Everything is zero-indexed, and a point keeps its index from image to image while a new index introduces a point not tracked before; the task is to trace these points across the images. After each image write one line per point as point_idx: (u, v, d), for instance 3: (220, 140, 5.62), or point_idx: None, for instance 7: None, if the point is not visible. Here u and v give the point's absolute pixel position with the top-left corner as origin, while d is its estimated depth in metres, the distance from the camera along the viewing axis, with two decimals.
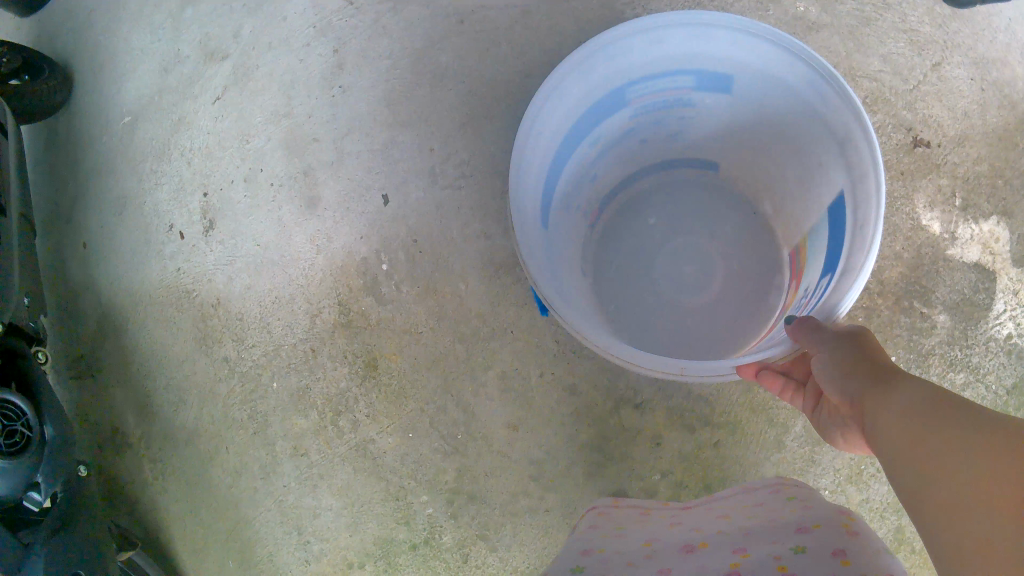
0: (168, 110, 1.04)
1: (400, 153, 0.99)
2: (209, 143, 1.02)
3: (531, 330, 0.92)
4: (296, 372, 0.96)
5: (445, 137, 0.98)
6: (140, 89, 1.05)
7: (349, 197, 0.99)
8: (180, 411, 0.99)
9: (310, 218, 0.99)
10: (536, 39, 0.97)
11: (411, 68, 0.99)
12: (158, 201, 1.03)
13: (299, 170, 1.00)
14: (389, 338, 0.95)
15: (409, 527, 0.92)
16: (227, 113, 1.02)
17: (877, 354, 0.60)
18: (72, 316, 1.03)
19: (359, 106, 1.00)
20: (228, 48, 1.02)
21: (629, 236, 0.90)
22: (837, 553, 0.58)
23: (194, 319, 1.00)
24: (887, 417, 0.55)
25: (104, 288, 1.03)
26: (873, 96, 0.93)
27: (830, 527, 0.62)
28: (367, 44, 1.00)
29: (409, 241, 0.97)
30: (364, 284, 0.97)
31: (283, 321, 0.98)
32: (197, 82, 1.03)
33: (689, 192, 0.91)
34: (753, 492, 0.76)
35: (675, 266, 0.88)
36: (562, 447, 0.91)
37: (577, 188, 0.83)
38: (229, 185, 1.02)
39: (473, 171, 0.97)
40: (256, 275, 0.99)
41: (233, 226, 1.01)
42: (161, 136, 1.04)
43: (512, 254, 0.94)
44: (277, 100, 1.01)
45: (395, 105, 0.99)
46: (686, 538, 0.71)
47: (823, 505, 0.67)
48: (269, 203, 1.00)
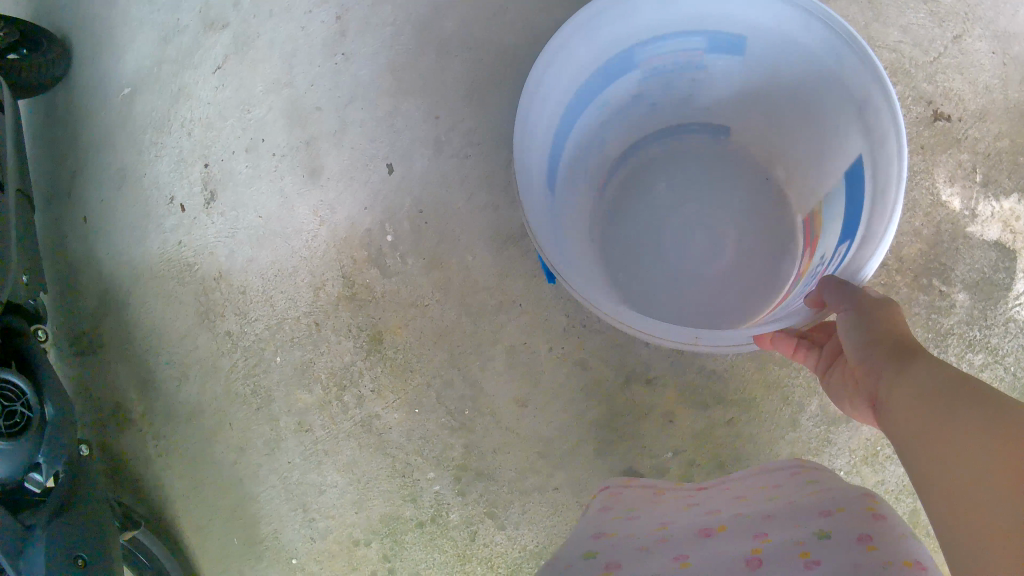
0: (167, 82, 1.03)
1: (405, 121, 0.99)
2: (209, 114, 1.03)
3: (539, 303, 0.90)
4: (300, 345, 0.95)
5: (450, 107, 0.98)
6: (138, 59, 1.04)
7: (353, 167, 0.99)
8: (182, 387, 0.98)
9: (314, 187, 0.99)
10: (543, 6, 0.97)
11: (412, 35, 1.00)
12: (159, 173, 1.03)
13: (302, 141, 1.01)
14: (393, 311, 0.93)
15: (416, 504, 0.90)
16: (228, 82, 1.02)
17: (903, 327, 0.59)
18: (72, 290, 1.03)
19: (362, 75, 1.01)
20: (228, 17, 1.03)
21: (637, 202, 0.88)
22: (861, 539, 0.57)
23: (196, 293, 1.00)
24: (901, 386, 0.54)
25: (104, 263, 1.03)
26: (893, 67, 0.91)
27: (854, 511, 0.60)
28: (372, 11, 1.01)
29: (414, 212, 0.95)
30: (369, 256, 0.95)
31: (286, 294, 0.97)
32: (198, 51, 1.03)
33: (700, 159, 0.88)
34: (767, 475, 0.75)
35: (685, 233, 0.86)
36: (572, 425, 0.88)
37: (584, 153, 0.81)
38: (230, 156, 1.02)
39: (480, 140, 0.96)
40: (258, 248, 0.99)
41: (236, 198, 1.01)
42: (160, 109, 1.04)
43: (522, 225, 0.92)
44: (278, 70, 1.02)
45: (399, 73, 1.00)
46: (701, 521, 0.70)
47: (845, 489, 0.65)
48: (271, 172, 1.01)
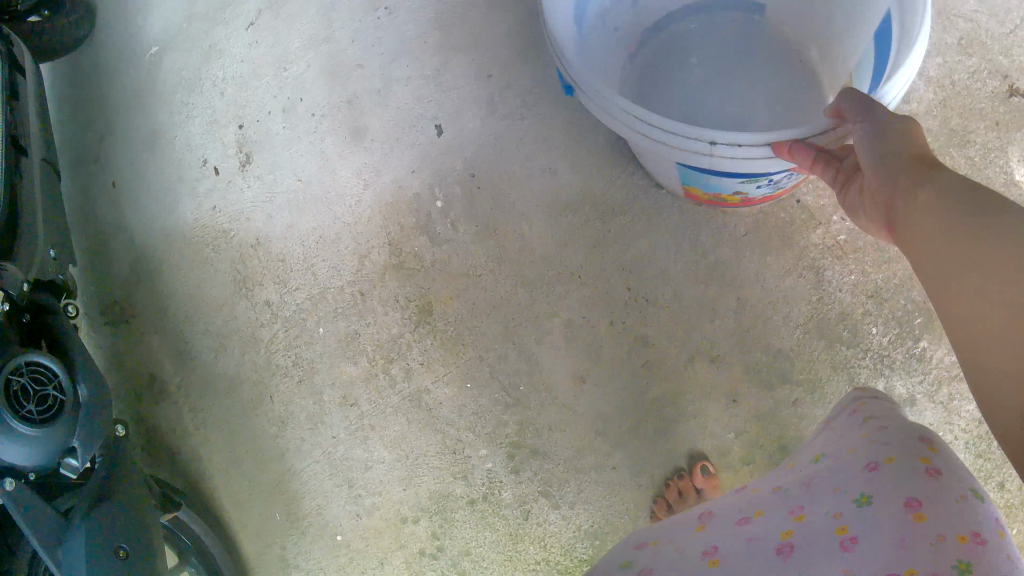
0: (197, 39, 1.03)
1: (455, 81, 0.94)
2: (242, 72, 1.01)
3: (598, 275, 0.87)
4: (344, 316, 0.91)
5: (504, 65, 0.93)
6: (165, 16, 1.04)
7: (397, 128, 0.95)
8: (220, 358, 0.95)
9: (356, 150, 0.95)
10: None
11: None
12: (190, 136, 1.02)
13: (344, 99, 0.97)
14: (445, 281, 0.89)
15: (467, 482, 0.86)
16: (261, 37, 1.01)
17: (923, 142, 0.56)
18: (103, 260, 1.02)
19: (407, 30, 0.96)
20: None
21: (672, 75, 0.92)
22: (910, 505, 0.48)
23: (233, 262, 0.97)
24: (916, 195, 0.53)
25: (133, 230, 1.02)
26: (969, 37, 0.89)
27: (907, 461, 0.50)
28: None
29: (466, 176, 0.91)
30: (418, 223, 0.91)
31: (329, 262, 0.93)
32: (229, 2, 1.02)
33: (732, 36, 0.92)
34: (828, 426, 0.64)
35: (714, 102, 0.90)
36: (629, 402, 0.85)
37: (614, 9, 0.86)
38: (266, 116, 1.00)
39: (536, 101, 0.92)
40: (297, 213, 0.96)
41: (273, 160, 0.98)
42: (189, 67, 1.03)
43: (581, 192, 0.89)
44: (316, 25, 0.99)
45: (445, 29, 0.95)
46: (740, 502, 0.60)
47: (904, 425, 0.54)
48: (312, 134, 0.97)
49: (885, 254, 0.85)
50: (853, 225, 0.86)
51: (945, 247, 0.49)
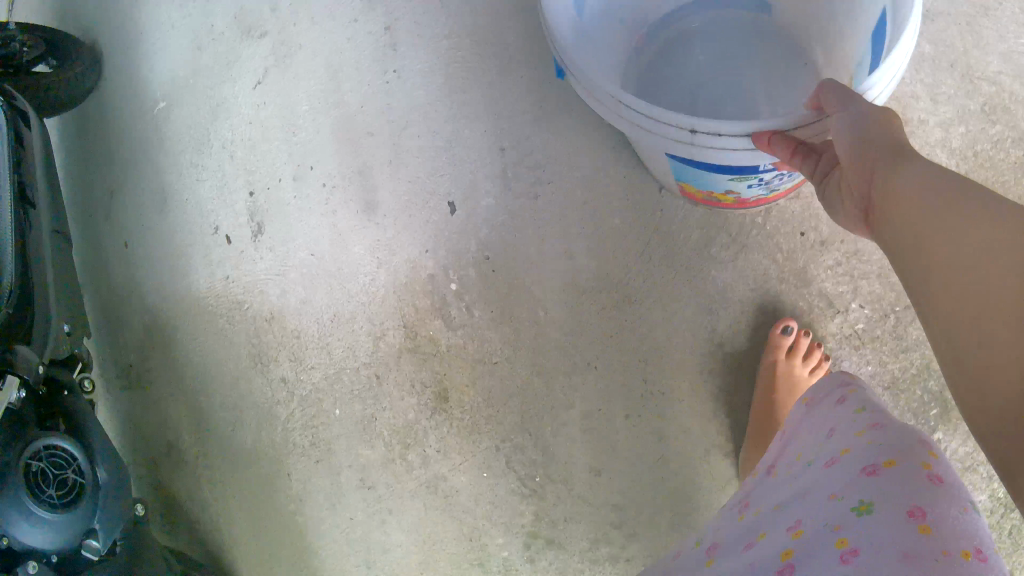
0: (204, 95, 1.04)
1: (467, 154, 0.92)
2: (251, 134, 1.02)
3: (615, 368, 0.86)
4: (360, 399, 0.92)
5: (518, 138, 0.91)
6: (169, 71, 1.06)
7: (411, 204, 0.93)
8: (238, 431, 0.96)
9: (369, 224, 0.94)
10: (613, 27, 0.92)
11: (475, 52, 0.94)
12: (202, 200, 1.03)
13: (355, 168, 0.96)
14: (461, 368, 0.89)
15: (484, 569, 0.88)
16: (268, 97, 1.01)
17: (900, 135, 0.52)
18: (117, 326, 1.04)
19: (417, 95, 0.95)
20: (266, 23, 1.02)
21: (677, 67, 0.93)
22: (914, 513, 0.43)
23: (249, 336, 0.97)
24: (897, 179, 0.48)
25: (143, 295, 1.03)
26: (991, 102, 0.87)
27: (906, 466, 0.45)
28: (424, 18, 0.97)
29: (480, 258, 0.89)
30: (433, 306, 0.90)
31: (344, 343, 0.93)
32: (233, 59, 1.03)
33: (736, 36, 0.92)
34: (815, 413, 0.59)
35: (715, 92, 0.90)
36: (645, 494, 0.85)
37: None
38: (277, 183, 0.99)
39: (550, 178, 0.89)
40: (312, 288, 0.95)
41: (284, 230, 0.98)
42: (198, 126, 1.04)
43: (598, 278, 0.86)
44: (324, 88, 0.99)
45: (458, 94, 0.94)
46: (739, 537, 0.56)
47: (900, 427, 0.49)
48: (323, 205, 0.96)
49: (902, 342, 0.83)
50: (872, 311, 0.83)
51: (931, 234, 0.43)
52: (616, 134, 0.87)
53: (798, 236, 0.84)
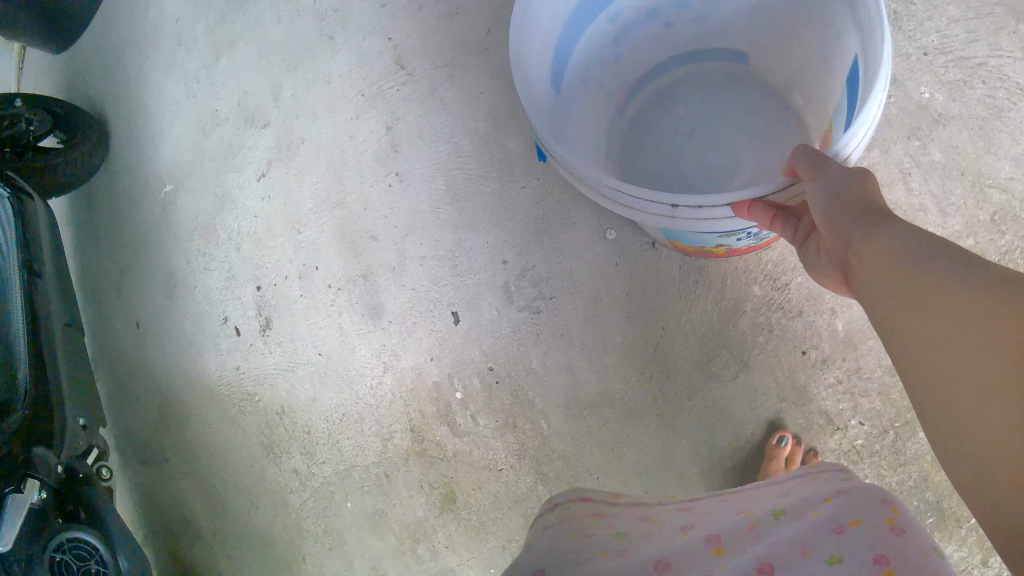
0: (211, 185, 1.10)
1: (469, 263, 0.94)
2: (257, 228, 1.06)
3: (618, 476, 0.87)
4: (370, 494, 0.95)
5: (520, 249, 0.93)
6: (176, 154, 1.13)
7: (415, 311, 0.95)
8: (251, 515, 1.00)
9: (374, 329, 0.97)
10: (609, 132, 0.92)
11: (478, 160, 0.97)
12: (211, 291, 1.08)
13: (360, 272, 0.99)
14: (467, 473, 0.92)
15: None
16: (274, 192, 1.06)
17: (875, 196, 0.55)
18: (133, 404, 1.10)
19: (419, 201, 0.98)
20: (269, 114, 1.08)
21: (657, 127, 0.91)
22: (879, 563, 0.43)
23: (261, 427, 1.02)
24: (873, 251, 0.50)
25: (158, 374, 1.09)
26: (1002, 212, 0.86)
27: (871, 525, 0.45)
28: (424, 122, 1.00)
29: (485, 368, 0.92)
30: (438, 412, 0.93)
31: (353, 440, 0.96)
32: (239, 148, 1.10)
33: (722, 88, 0.89)
34: (774, 487, 0.59)
35: (700, 146, 0.87)
36: None
37: (597, 63, 0.86)
38: (283, 280, 1.03)
39: (554, 292, 0.91)
40: (320, 387, 0.99)
41: (291, 328, 1.01)
42: (205, 213, 1.10)
43: (599, 393, 0.89)
44: (328, 188, 1.03)
45: (459, 203, 0.96)
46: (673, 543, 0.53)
47: (865, 492, 0.49)
48: (329, 306, 1.00)
49: (900, 456, 0.82)
50: (872, 427, 0.83)
51: (912, 315, 0.45)
52: (614, 251, 0.90)
53: (799, 354, 0.85)
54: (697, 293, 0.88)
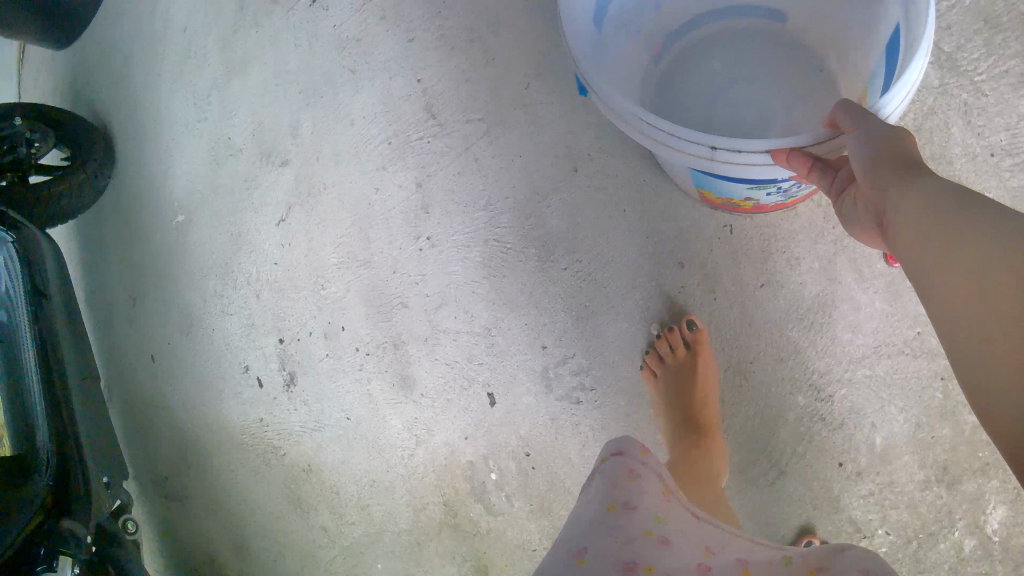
0: (227, 222, 1.08)
1: (507, 345, 0.92)
2: (276, 276, 1.03)
3: None
4: (401, 558, 0.97)
5: (559, 335, 0.91)
6: (190, 184, 1.12)
7: (449, 388, 0.94)
8: (279, 564, 1.02)
9: (405, 401, 0.96)
10: (655, 218, 0.89)
11: (519, 234, 0.93)
12: (230, 335, 1.06)
13: (389, 339, 0.97)
14: (501, 551, 0.93)
15: None
16: (294, 239, 1.03)
17: (912, 151, 0.57)
18: (151, 440, 1.11)
19: (453, 271, 0.94)
20: (288, 151, 1.05)
21: (690, 78, 0.92)
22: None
23: (287, 480, 1.02)
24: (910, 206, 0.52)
25: (177, 414, 1.10)
26: None
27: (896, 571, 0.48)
28: (457, 181, 0.96)
29: (522, 453, 0.92)
30: (472, 490, 0.94)
31: (384, 506, 0.97)
32: (254, 185, 1.07)
33: (755, 42, 0.91)
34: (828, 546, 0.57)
35: (732, 100, 0.89)
36: None
37: (637, 13, 0.88)
38: (307, 336, 1.01)
39: (594, 384, 0.90)
40: (349, 451, 0.99)
41: (317, 386, 1.00)
42: (220, 251, 1.08)
43: None
44: (353, 244, 0.99)
45: (496, 278, 0.93)
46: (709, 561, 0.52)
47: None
48: (357, 372, 0.98)
49: (921, 564, 0.84)
50: (898, 537, 0.85)
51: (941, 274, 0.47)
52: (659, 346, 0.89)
53: (835, 466, 0.86)
54: (740, 400, 0.89)
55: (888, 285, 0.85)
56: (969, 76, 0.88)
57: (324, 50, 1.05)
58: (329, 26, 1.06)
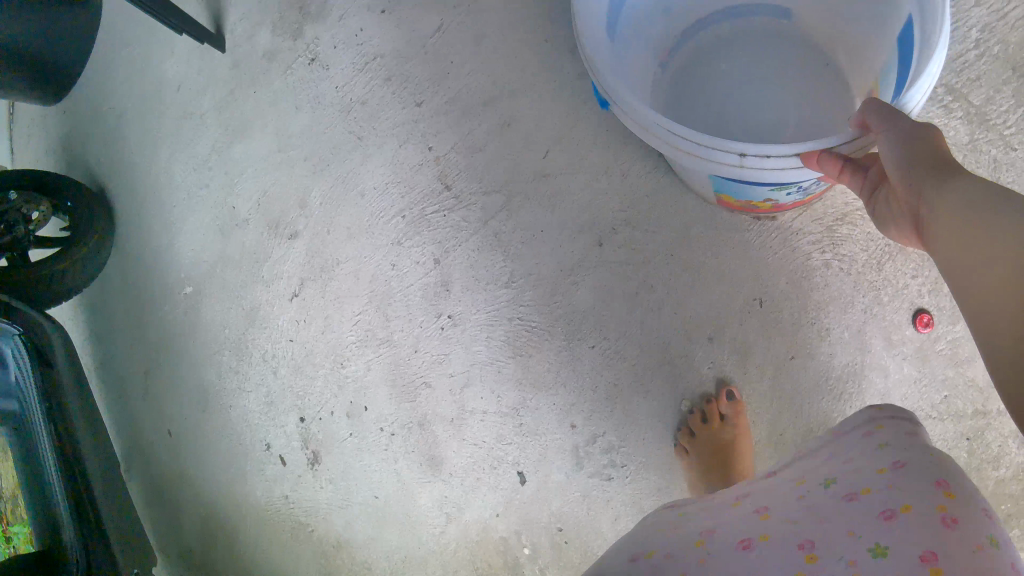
0: (239, 296, 1.05)
1: (538, 425, 0.93)
2: (293, 354, 1.02)
3: None
4: None
5: (590, 415, 0.91)
6: (195, 256, 1.09)
7: (478, 466, 0.95)
8: None
9: (434, 479, 0.96)
10: (680, 292, 0.89)
11: (544, 312, 0.92)
12: (250, 414, 1.05)
13: (415, 420, 0.97)
14: None
15: None
16: (310, 317, 1.01)
17: (943, 148, 0.56)
18: (173, 518, 1.09)
19: (477, 351, 0.94)
20: (297, 223, 1.02)
21: (698, 83, 0.90)
22: (922, 557, 0.44)
23: (316, 555, 1.01)
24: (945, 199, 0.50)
25: (198, 488, 1.07)
26: None
27: (921, 510, 0.47)
28: (478, 256, 0.94)
29: (553, 527, 0.92)
30: (505, 563, 0.94)
31: None
32: (264, 259, 1.04)
33: (763, 41, 0.89)
34: (842, 445, 0.60)
35: (743, 102, 0.88)
36: None
37: (643, 19, 0.86)
38: (329, 416, 1.01)
39: (625, 461, 0.90)
40: (379, 527, 0.98)
41: (342, 464, 1.00)
42: (234, 328, 1.06)
43: None
44: (372, 321, 0.98)
45: (523, 358, 0.93)
46: (747, 527, 0.56)
47: (922, 466, 0.51)
48: (383, 451, 0.98)
49: None
50: None
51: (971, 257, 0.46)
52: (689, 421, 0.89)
53: None
54: None
55: (917, 349, 0.85)
56: (998, 130, 0.88)
57: (330, 114, 1.03)
58: (332, 87, 1.03)
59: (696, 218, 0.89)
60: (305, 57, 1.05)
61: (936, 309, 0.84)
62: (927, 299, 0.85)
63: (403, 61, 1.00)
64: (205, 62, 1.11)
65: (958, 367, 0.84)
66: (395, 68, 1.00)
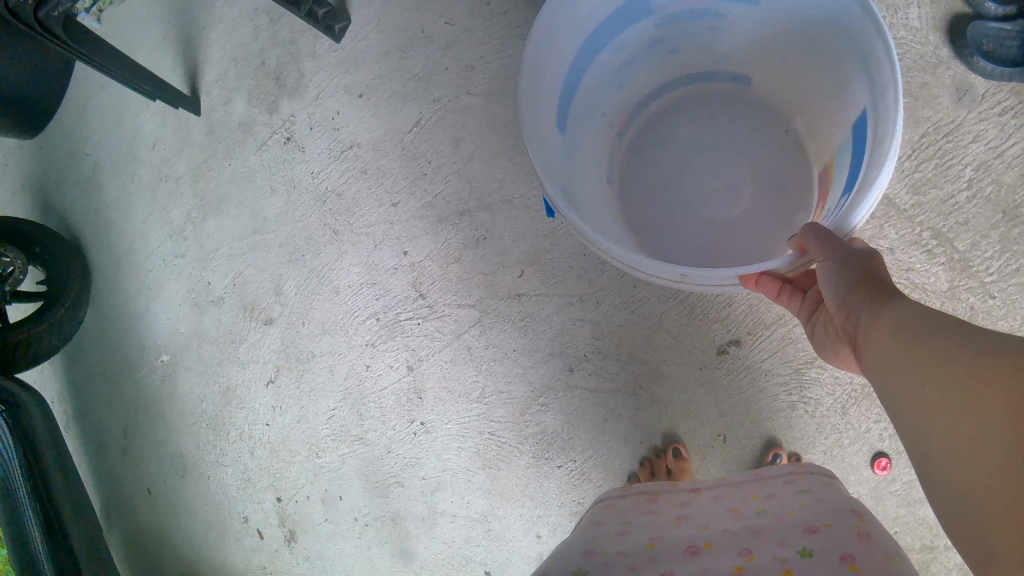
0: (213, 373, 1.07)
1: (507, 533, 0.95)
2: (270, 438, 1.05)
3: None
4: None
5: (554, 526, 0.94)
6: (173, 328, 1.10)
7: (446, 562, 0.98)
8: None
9: (405, 569, 1.00)
10: (646, 420, 0.91)
11: (513, 429, 0.94)
12: (229, 487, 1.08)
13: (388, 514, 1.00)
14: None
15: None
16: (285, 406, 1.03)
17: (883, 274, 0.55)
18: (155, 569, 1.13)
19: (448, 459, 0.97)
20: (273, 310, 1.03)
21: (654, 157, 0.84)
22: (845, 559, 0.55)
23: None
24: (875, 329, 0.50)
25: (180, 550, 1.11)
26: None
27: (840, 527, 0.59)
28: (450, 367, 0.95)
29: None
30: None
31: None
32: (240, 340, 1.05)
33: (716, 111, 0.84)
34: (763, 484, 0.72)
35: (697, 174, 0.82)
36: None
37: (601, 93, 0.79)
38: (305, 500, 1.04)
39: None
40: None
41: (316, 545, 1.04)
42: (211, 402, 1.08)
43: None
44: (347, 418, 1.00)
45: (494, 467, 0.95)
46: (690, 535, 0.65)
47: (836, 502, 0.64)
48: (356, 537, 1.02)
49: None
50: None
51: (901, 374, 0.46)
52: None
53: None
54: None
55: (872, 488, 0.87)
56: (979, 277, 0.86)
57: (304, 202, 1.01)
58: (307, 173, 1.01)
59: (665, 349, 0.90)
60: (280, 134, 1.02)
61: (895, 454, 0.86)
62: (887, 444, 0.86)
63: (380, 154, 0.98)
64: (177, 127, 1.08)
65: (910, 507, 0.87)
66: (373, 161, 0.98)
